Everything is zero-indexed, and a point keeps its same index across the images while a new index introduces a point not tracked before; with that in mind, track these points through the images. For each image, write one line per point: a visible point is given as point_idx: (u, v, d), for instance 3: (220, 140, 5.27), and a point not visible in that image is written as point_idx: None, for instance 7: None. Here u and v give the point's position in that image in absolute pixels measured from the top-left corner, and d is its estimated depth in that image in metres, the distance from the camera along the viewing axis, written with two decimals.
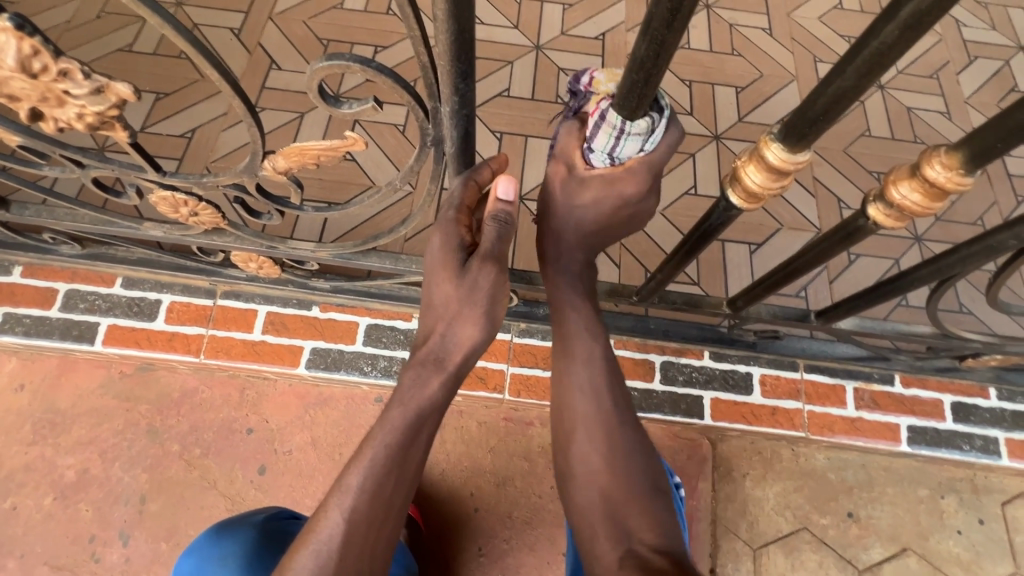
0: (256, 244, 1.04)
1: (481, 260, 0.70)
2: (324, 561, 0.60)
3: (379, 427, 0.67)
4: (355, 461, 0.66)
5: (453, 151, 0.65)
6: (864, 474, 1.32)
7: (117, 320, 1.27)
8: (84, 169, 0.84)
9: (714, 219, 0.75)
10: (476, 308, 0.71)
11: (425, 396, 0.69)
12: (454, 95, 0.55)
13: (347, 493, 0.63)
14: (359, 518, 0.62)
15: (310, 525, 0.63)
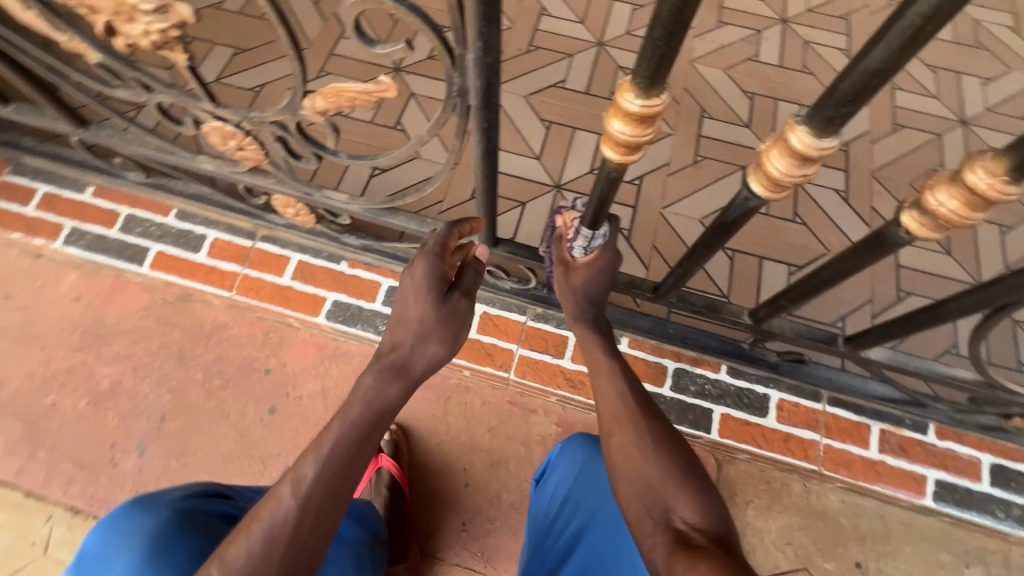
0: (294, 188, 1.09)
1: (458, 300, 0.82)
2: (270, 534, 0.63)
3: (333, 422, 0.72)
4: (303, 453, 0.70)
5: (477, 105, 0.67)
6: (880, 525, 1.22)
7: (165, 248, 1.36)
8: (151, 94, 0.92)
9: (732, 213, 0.73)
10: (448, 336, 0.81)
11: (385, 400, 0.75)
12: (479, 41, 0.56)
13: (295, 481, 0.66)
14: (299, 503, 0.65)
15: (253, 514, 0.65)
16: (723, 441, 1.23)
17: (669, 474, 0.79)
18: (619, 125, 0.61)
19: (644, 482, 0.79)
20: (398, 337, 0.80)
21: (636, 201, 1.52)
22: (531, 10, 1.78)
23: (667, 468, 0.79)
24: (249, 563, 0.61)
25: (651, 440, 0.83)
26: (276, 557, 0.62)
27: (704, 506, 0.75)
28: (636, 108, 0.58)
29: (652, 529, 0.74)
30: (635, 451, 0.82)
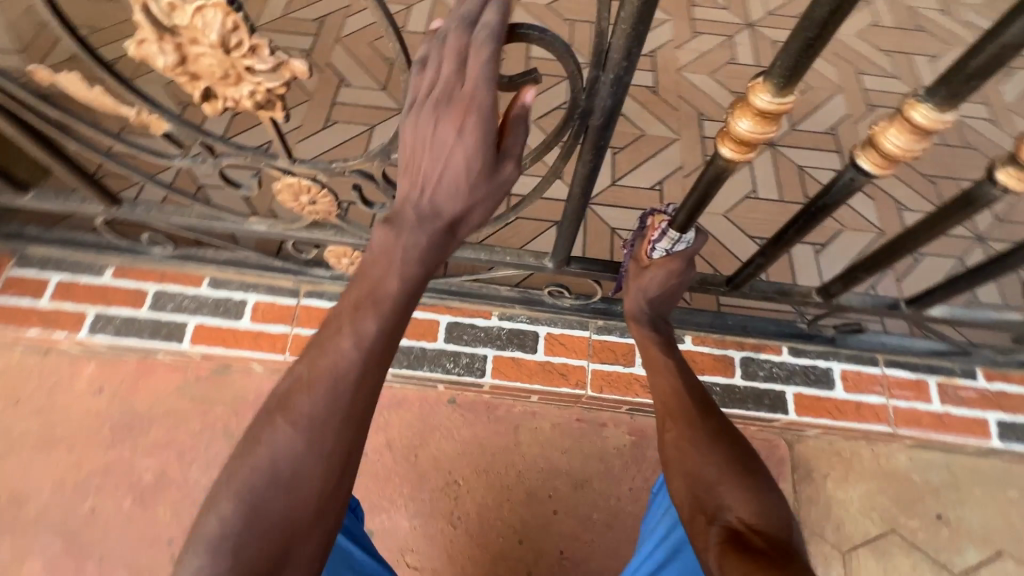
0: (356, 237, 1.07)
1: (504, 159, 0.63)
2: (338, 394, 0.59)
3: (370, 309, 0.62)
4: (335, 341, 0.61)
5: (598, 125, 0.68)
6: (950, 475, 1.35)
7: (204, 319, 1.29)
8: (216, 158, 0.88)
9: (830, 194, 0.78)
10: (489, 204, 0.67)
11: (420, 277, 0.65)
12: (623, 61, 0.58)
13: (329, 374, 0.59)
14: (337, 411, 0.58)
15: (284, 398, 0.59)
16: (800, 419, 1.27)
17: (720, 474, 0.83)
18: (745, 122, 0.65)
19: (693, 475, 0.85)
20: (429, 205, 0.65)
21: (662, 205, 1.57)
22: (520, 41, 1.85)
23: (723, 463, 0.84)
24: (279, 461, 0.56)
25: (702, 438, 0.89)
26: (306, 461, 0.57)
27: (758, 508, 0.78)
28: (767, 105, 0.61)
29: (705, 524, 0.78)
30: (687, 447, 0.88)
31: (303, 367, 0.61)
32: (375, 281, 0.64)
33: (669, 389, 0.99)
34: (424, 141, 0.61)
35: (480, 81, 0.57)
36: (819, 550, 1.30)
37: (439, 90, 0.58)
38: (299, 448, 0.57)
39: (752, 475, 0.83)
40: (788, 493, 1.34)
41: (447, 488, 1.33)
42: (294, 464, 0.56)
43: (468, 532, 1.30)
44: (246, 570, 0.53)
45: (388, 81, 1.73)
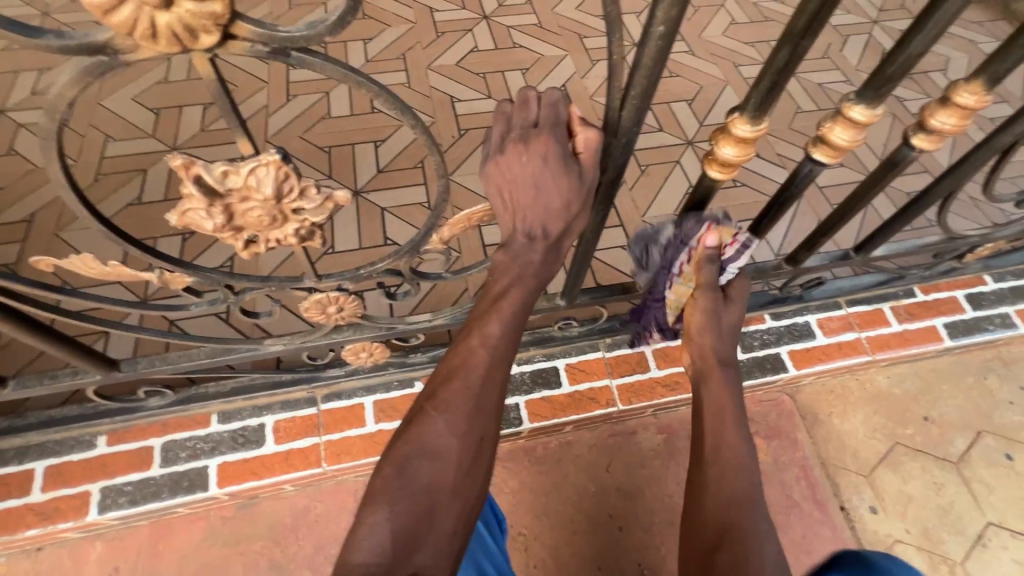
0: (376, 329, 1.09)
1: (586, 156, 0.70)
2: (473, 384, 0.68)
3: (484, 345, 0.70)
4: (457, 374, 0.69)
5: (611, 179, 0.78)
6: (921, 381, 1.57)
7: (225, 457, 1.22)
8: (238, 295, 0.87)
9: (794, 185, 0.92)
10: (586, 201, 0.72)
11: (522, 313, 0.74)
12: (633, 125, 0.69)
13: (451, 402, 0.67)
14: (459, 437, 0.65)
15: (414, 421, 0.67)
16: (801, 371, 1.44)
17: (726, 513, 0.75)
18: (729, 148, 0.76)
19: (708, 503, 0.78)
20: (532, 224, 0.72)
21: (620, 219, 1.71)
22: (444, 103, 1.96)
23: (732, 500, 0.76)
24: (414, 479, 0.62)
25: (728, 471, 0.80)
26: (438, 478, 0.63)
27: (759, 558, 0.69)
28: (746, 133, 0.73)
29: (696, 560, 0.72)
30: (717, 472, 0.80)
31: (428, 396, 0.69)
32: (481, 322, 0.72)
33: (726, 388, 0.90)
34: (508, 179, 0.70)
35: (548, 113, 0.70)
36: (847, 481, 1.45)
37: (514, 135, 0.69)
38: (445, 426, 0.65)
39: (742, 518, 0.74)
40: (806, 440, 1.49)
41: (514, 542, 1.34)
42: (441, 442, 0.65)
43: None
44: (407, 534, 0.58)
45: (331, 169, 1.75)
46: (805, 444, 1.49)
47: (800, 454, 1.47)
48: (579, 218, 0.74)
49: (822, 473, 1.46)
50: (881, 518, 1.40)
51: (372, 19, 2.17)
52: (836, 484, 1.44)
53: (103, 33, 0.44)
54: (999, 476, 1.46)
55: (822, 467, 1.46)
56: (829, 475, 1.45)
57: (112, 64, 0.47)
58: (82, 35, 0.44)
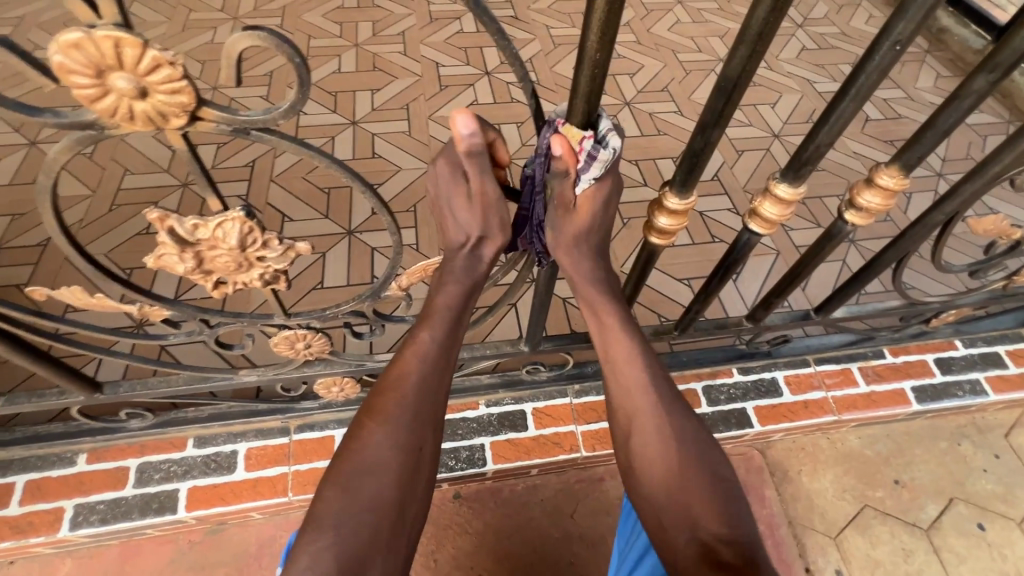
0: (345, 365, 1.16)
1: (474, 179, 0.73)
2: (407, 394, 0.75)
3: (415, 354, 0.78)
4: (390, 388, 0.76)
5: None
6: (892, 443, 1.57)
7: (196, 481, 1.27)
8: (213, 328, 0.95)
9: (735, 251, 0.99)
10: (490, 223, 0.77)
11: (456, 325, 0.81)
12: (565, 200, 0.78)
13: (388, 416, 0.73)
14: (396, 444, 0.72)
15: (356, 436, 0.73)
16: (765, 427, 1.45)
17: (684, 473, 0.75)
18: (663, 219, 0.83)
19: (666, 489, 0.75)
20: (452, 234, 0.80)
21: None
22: (440, 151, 2.08)
23: (680, 471, 0.75)
24: (350, 488, 0.68)
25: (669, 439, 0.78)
26: (379, 490, 0.69)
27: (728, 519, 0.70)
28: (676, 206, 0.80)
29: (678, 538, 0.71)
30: (657, 448, 0.77)
31: (368, 410, 0.75)
32: (413, 336, 0.80)
33: (643, 383, 0.81)
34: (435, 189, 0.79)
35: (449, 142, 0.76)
36: (814, 542, 1.44)
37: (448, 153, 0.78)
38: (381, 441, 0.72)
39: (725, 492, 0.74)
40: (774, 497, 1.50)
41: None
42: (377, 456, 0.71)
43: None
44: (354, 542, 0.65)
45: (329, 208, 1.86)
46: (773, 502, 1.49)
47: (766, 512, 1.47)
48: (487, 239, 0.79)
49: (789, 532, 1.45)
50: None
51: (381, 71, 2.33)
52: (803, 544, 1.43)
53: (91, 114, 0.53)
54: (971, 546, 1.44)
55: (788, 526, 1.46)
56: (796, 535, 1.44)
57: (99, 136, 0.56)
58: (74, 116, 0.53)
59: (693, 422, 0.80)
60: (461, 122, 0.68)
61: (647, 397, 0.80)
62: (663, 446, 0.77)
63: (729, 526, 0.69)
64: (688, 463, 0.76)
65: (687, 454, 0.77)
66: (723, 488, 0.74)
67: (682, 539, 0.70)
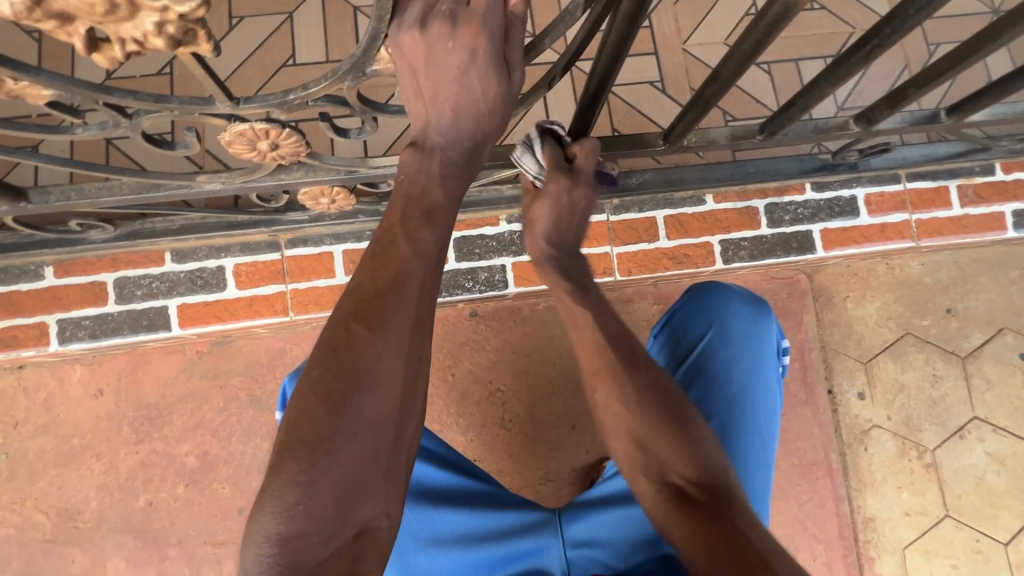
0: (332, 172, 0.90)
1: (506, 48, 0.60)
2: (402, 291, 0.57)
3: (418, 256, 0.59)
4: (388, 288, 0.57)
5: None
6: (958, 271, 1.40)
7: (185, 299, 1.21)
8: (131, 119, 0.66)
9: (915, 10, 0.63)
10: (499, 109, 0.63)
11: (456, 213, 0.64)
12: None
13: (383, 319, 0.56)
14: (407, 356, 0.56)
15: (340, 346, 0.55)
16: (828, 254, 1.35)
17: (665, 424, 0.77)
18: None
19: (633, 437, 0.78)
20: (440, 134, 0.63)
21: (655, 45, 1.33)
22: None
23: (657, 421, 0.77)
24: (344, 418, 0.53)
25: (635, 390, 0.80)
26: (379, 407, 0.54)
27: (695, 457, 0.75)
28: None
29: (647, 485, 0.76)
30: (620, 404, 0.80)
31: (357, 313, 0.56)
32: (410, 228, 0.60)
33: (594, 344, 0.84)
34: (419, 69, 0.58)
35: None
36: (843, 366, 1.39)
37: (442, 8, 0.55)
38: (375, 349, 0.55)
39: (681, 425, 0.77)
40: (812, 323, 1.38)
41: (492, 397, 1.33)
42: (374, 368, 0.54)
43: (522, 431, 1.33)
44: (346, 473, 0.52)
45: None
46: (810, 327, 1.38)
47: (801, 336, 1.38)
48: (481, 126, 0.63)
49: (819, 356, 1.38)
50: (867, 404, 1.37)
51: None
52: (831, 368, 1.38)
53: None
54: (1004, 374, 1.39)
55: (820, 350, 1.38)
56: (826, 360, 1.38)
57: None
58: None
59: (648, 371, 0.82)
60: None
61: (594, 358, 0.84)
62: (627, 404, 0.79)
63: (700, 471, 0.74)
64: (662, 411, 0.78)
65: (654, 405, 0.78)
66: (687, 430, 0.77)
67: (653, 481, 0.76)
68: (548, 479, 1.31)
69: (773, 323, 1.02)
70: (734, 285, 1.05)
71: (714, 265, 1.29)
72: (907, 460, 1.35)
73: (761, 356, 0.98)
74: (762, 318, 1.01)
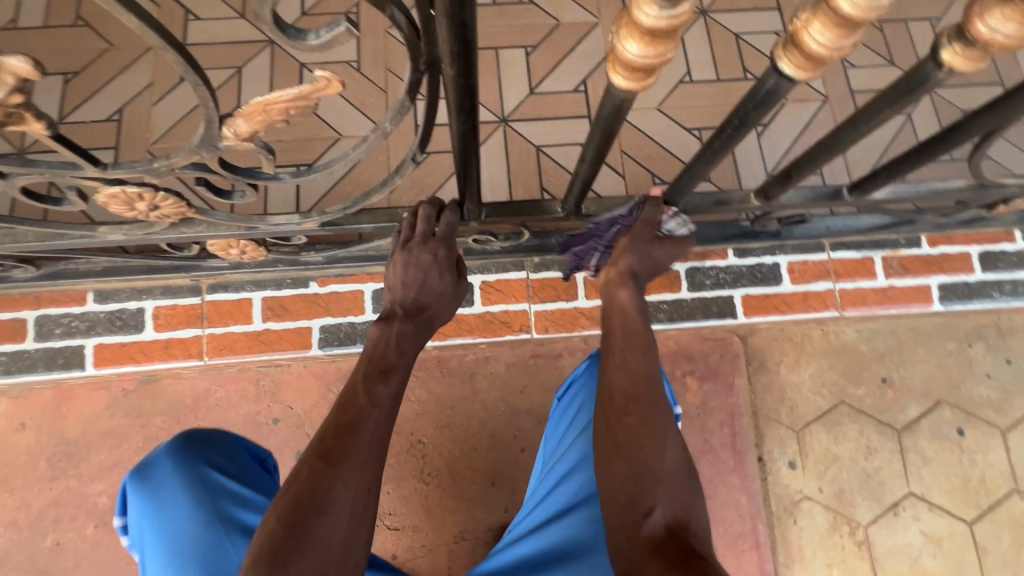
0: (233, 228, 0.93)
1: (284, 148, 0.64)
2: (366, 441, 0.77)
3: (376, 407, 0.81)
4: (349, 433, 0.76)
5: (467, 85, 0.56)
6: (894, 340, 1.38)
7: (103, 339, 1.24)
8: (6, 179, 0.69)
9: (752, 104, 0.65)
10: (446, 299, 0.96)
11: (405, 374, 0.88)
12: (450, 14, 0.45)
13: (343, 458, 0.74)
14: (359, 486, 0.73)
15: (308, 478, 0.72)
16: (749, 320, 1.36)
17: (663, 470, 0.77)
18: (633, 45, 0.50)
19: (642, 477, 0.76)
20: (415, 303, 0.93)
21: (589, 109, 1.38)
22: None
23: (672, 464, 0.78)
24: (305, 534, 0.68)
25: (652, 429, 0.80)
26: (333, 529, 0.70)
27: (680, 507, 0.75)
28: (654, 22, 0.47)
29: (633, 523, 0.73)
30: (641, 442, 0.79)
31: (321, 452, 0.74)
32: (372, 383, 0.83)
33: (625, 375, 0.85)
34: (409, 274, 0.92)
35: (253, 119, 0.59)
36: (775, 433, 1.36)
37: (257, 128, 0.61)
38: (338, 483, 0.72)
39: (682, 477, 0.78)
40: (743, 387, 1.36)
41: (412, 449, 1.32)
42: (336, 499, 0.71)
43: (441, 486, 1.30)
44: None
45: (246, 6, 1.41)
46: (740, 391, 1.35)
47: (731, 401, 1.35)
48: (437, 311, 0.96)
49: (751, 422, 1.35)
50: (798, 475, 1.33)
51: None
52: (762, 435, 1.35)
53: None
54: (941, 449, 1.34)
55: (751, 416, 1.35)
56: (757, 426, 1.35)
57: None
58: None
59: (662, 414, 0.82)
60: (310, 90, 0.57)
61: (640, 384, 0.84)
62: (657, 451, 0.78)
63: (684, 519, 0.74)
64: (671, 457, 0.79)
65: (656, 445, 0.79)
66: (678, 475, 0.78)
67: (636, 521, 0.73)
68: (463, 537, 1.28)
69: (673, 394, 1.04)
70: None
71: None
72: (839, 535, 1.30)
73: None
74: None
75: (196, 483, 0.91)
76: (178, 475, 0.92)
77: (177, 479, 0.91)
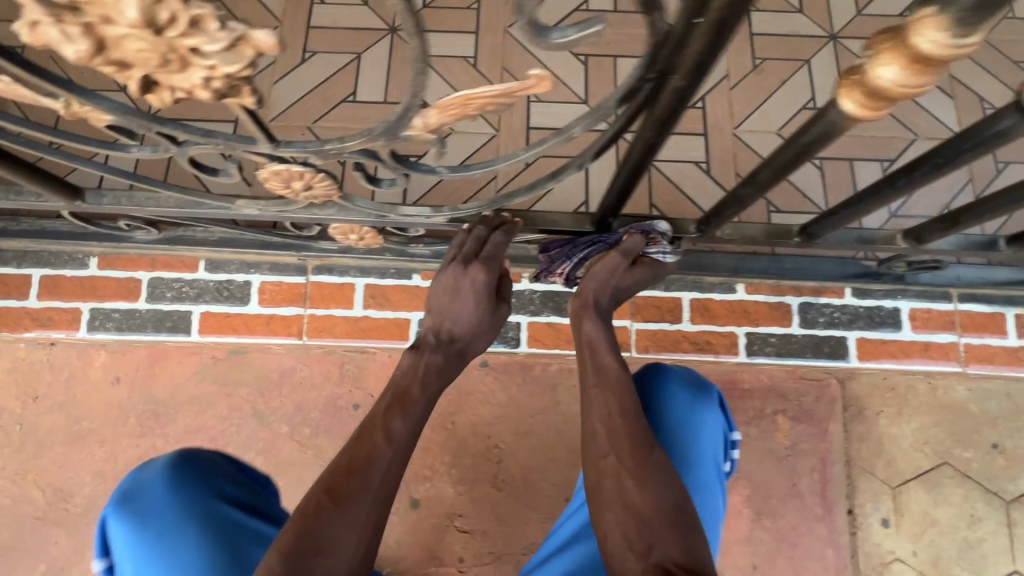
0: (363, 214, 0.92)
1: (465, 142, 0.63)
2: (371, 476, 0.77)
3: (388, 442, 0.81)
4: (359, 470, 0.77)
5: (685, 97, 0.53)
6: (1011, 404, 1.28)
7: (208, 307, 1.26)
8: (180, 147, 0.70)
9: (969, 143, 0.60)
10: (480, 332, 0.98)
11: (423, 409, 0.88)
12: (717, 22, 0.42)
13: (349, 496, 0.74)
14: (359, 527, 0.73)
15: (314, 512, 0.73)
16: (864, 364, 1.29)
17: (660, 507, 0.75)
18: (890, 70, 0.46)
19: (643, 515, 0.75)
20: (443, 331, 0.96)
21: (705, 126, 1.33)
22: None
23: (667, 505, 0.76)
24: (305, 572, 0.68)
25: (646, 470, 0.79)
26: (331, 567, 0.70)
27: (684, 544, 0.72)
28: (931, 48, 0.42)
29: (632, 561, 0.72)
30: (631, 482, 0.78)
31: (329, 488, 0.75)
32: (388, 418, 0.84)
33: (612, 413, 0.85)
34: (448, 299, 0.95)
35: (446, 111, 0.58)
36: (868, 486, 1.28)
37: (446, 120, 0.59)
38: (341, 518, 0.72)
39: (682, 516, 0.75)
40: (838, 434, 1.28)
41: (488, 454, 1.30)
42: (336, 534, 0.71)
43: (513, 494, 1.28)
44: None
45: None
46: (834, 438, 1.28)
47: (824, 446, 1.28)
48: (471, 343, 0.98)
49: (843, 471, 1.28)
50: (891, 534, 1.25)
51: None
52: (854, 486, 1.27)
53: None
54: None
55: (845, 465, 1.28)
56: (849, 477, 1.27)
57: None
58: None
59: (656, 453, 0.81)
60: (515, 87, 0.55)
61: (623, 425, 0.83)
62: (644, 491, 0.77)
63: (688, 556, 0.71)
64: (665, 497, 0.77)
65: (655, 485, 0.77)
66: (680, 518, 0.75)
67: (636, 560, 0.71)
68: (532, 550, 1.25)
69: (713, 410, 1.00)
70: (677, 368, 1.04)
71: (737, 356, 1.27)
72: None
73: (698, 446, 0.96)
74: (699, 406, 0.99)
75: (207, 513, 0.91)
76: (184, 507, 0.91)
77: (185, 509, 0.91)
